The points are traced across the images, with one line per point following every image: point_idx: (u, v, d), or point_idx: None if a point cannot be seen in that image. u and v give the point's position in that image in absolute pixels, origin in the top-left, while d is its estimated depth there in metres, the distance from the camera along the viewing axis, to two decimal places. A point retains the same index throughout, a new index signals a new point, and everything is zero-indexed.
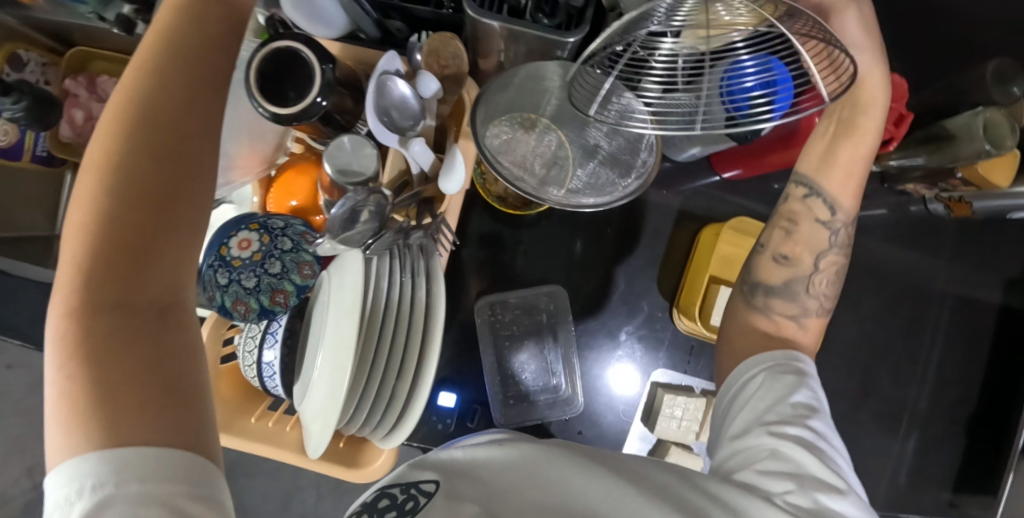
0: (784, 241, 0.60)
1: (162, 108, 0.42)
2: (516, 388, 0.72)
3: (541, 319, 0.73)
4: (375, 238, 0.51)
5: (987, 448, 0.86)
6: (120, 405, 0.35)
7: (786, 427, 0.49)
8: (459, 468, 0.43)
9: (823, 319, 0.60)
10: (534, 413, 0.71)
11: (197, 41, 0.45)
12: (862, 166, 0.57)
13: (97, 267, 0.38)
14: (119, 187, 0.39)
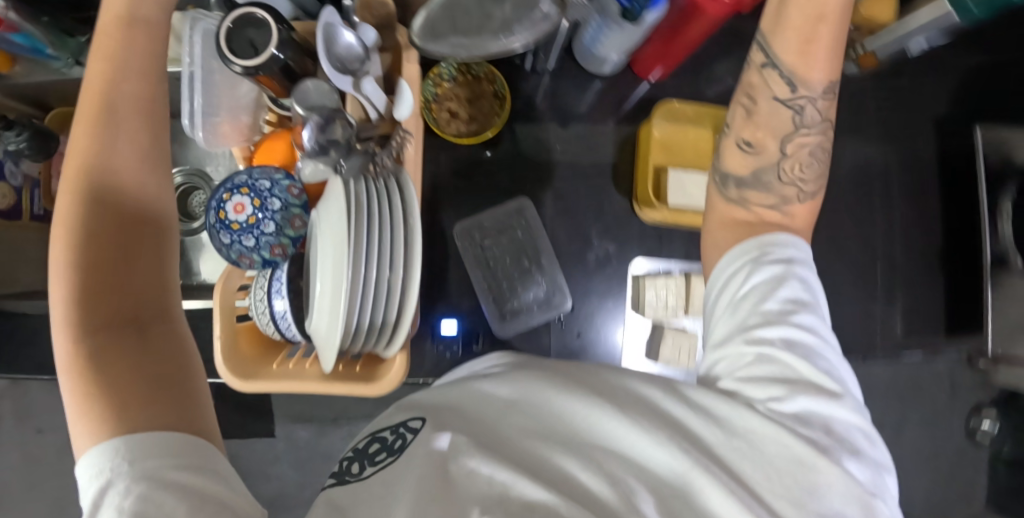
0: (744, 125, 0.61)
1: (105, 161, 0.49)
2: (508, 302, 0.77)
3: (516, 236, 0.79)
4: (347, 161, 0.57)
5: (962, 283, 0.93)
6: (122, 402, 0.42)
7: (779, 328, 0.52)
8: (444, 404, 0.48)
9: (807, 201, 0.61)
10: (528, 322, 0.77)
11: (126, 91, 0.50)
12: (827, 26, 0.57)
13: (81, 300, 0.45)
14: (84, 234, 0.47)
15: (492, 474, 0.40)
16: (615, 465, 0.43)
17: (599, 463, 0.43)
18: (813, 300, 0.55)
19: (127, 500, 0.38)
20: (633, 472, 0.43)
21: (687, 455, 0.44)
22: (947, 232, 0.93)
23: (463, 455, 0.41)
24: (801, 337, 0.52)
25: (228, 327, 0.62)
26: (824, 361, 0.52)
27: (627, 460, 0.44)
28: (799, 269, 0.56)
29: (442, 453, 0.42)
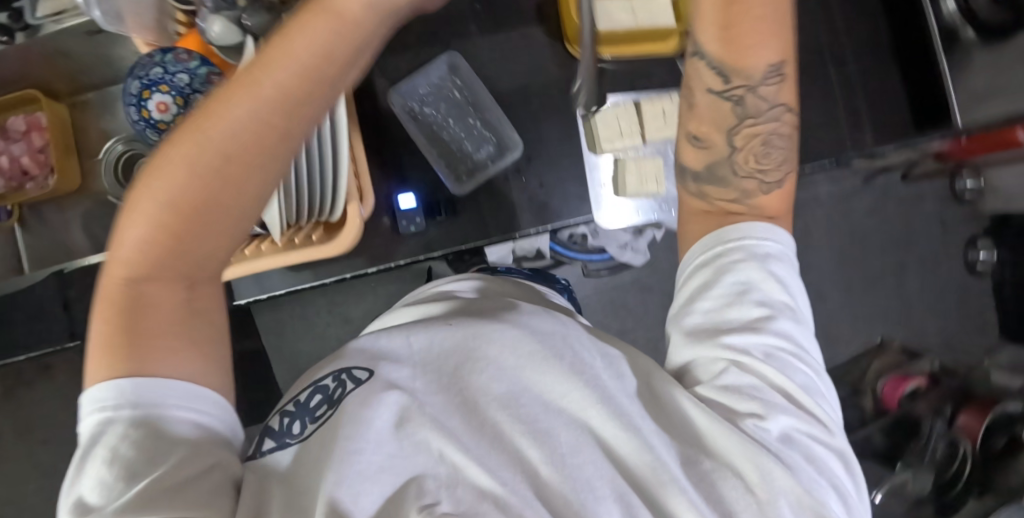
0: (691, 122, 0.62)
1: (227, 137, 0.43)
2: (462, 159, 0.86)
3: (454, 97, 0.87)
4: (253, 21, 0.61)
5: (919, 75, 0.97)
6: (157, 350, 0.44)
7: (769, 331, 0.52)
8: (391, 357, 0.47)
9: (773, 190, 0.61)
10: (483, 174, 0.85)
11: (291, 71, 0.43)
12: (772, 8, 0.56)
13: (155, 243, 0.45)
14: (174, 188, 0.44)
15: (446, 454, 0.40)
16: (559, 442, 0.43)
17: (546, 440, 0.43)
18: (794, 286, 0.56)
19: (121, 442, 0.41)
20: (582, 454, 0.43)
21: (647, 446, 0.44)
22: (895, 31, 0.98)
23: (416, 430, 0.41)
24: (786, 340, 0.53)
25: None
26: (804, 373, 0.52)
27: (568, 428, 0.44)
28: (772, 264, 0.56)
29: (397, 434, 0.41)
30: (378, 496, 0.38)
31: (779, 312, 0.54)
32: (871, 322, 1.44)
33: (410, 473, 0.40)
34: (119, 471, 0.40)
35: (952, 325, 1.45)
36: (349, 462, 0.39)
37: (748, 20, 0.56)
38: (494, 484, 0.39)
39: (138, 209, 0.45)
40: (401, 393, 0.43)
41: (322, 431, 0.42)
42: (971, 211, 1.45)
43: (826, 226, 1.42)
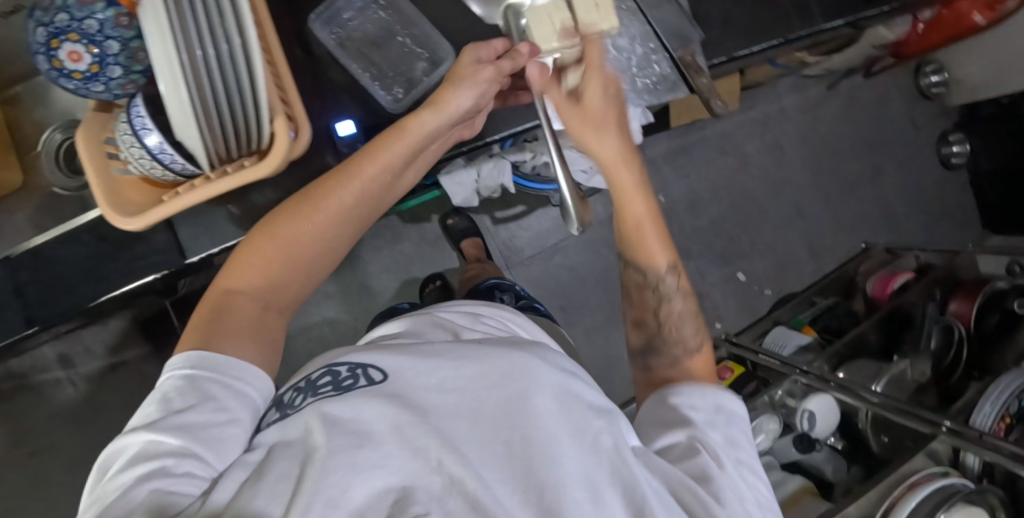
0: (634, 311, 0.64)
1: (341, 205, 0.58)
2: (394, 78, 0.68)
3: (379, 15, 0.69)
4: None
5: None
6: (246, 331, 0.52)
7: (700, 453, 0.49)
8: (411, 360, 0.45)
9: (701, 355, 0.60)
10: (421, 87, 0.68)
11: (394, 163, 0.59)
12: (643, 202, 0.57)
13: (256, 260, 0.55)
14: (285, 229, 0.56)
15: (442, 463, 0.39)
16: (562, 477, 0.40)
17: (542, 483, 0.39)
18: (745, 444, 0.53)
19: (174, 393, 0.46)
20: (579, 488, 0.40)
21: (625, 498, 0.42)
22: None
23: (416, 435, 0.40)
24: (734, 456, 0.51)
25: (103, 175, 0.60)
26: (757, 491, 0.50)
27: (572, 464, 0.42)
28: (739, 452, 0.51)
29: (394, 438, 0.39)
30: (358, 498, 0.36)
31: (708, 432, 0.51)
32: (853, 229, 1.43)
33: (398, 484, 0.37)
34: (162, 412, 0.45)
35: (934, 223, 1.44)
36: (335, 467, 0.36)
37: (643, 219, 0.59)
38: (486, 499, 0.37)
39: (251, 247, 0.55)
40: (408, 404, 0.41)
41: (311, 428, 0.40)
42: (940, 105, 1.43)
43: (799, 137, 1.40)
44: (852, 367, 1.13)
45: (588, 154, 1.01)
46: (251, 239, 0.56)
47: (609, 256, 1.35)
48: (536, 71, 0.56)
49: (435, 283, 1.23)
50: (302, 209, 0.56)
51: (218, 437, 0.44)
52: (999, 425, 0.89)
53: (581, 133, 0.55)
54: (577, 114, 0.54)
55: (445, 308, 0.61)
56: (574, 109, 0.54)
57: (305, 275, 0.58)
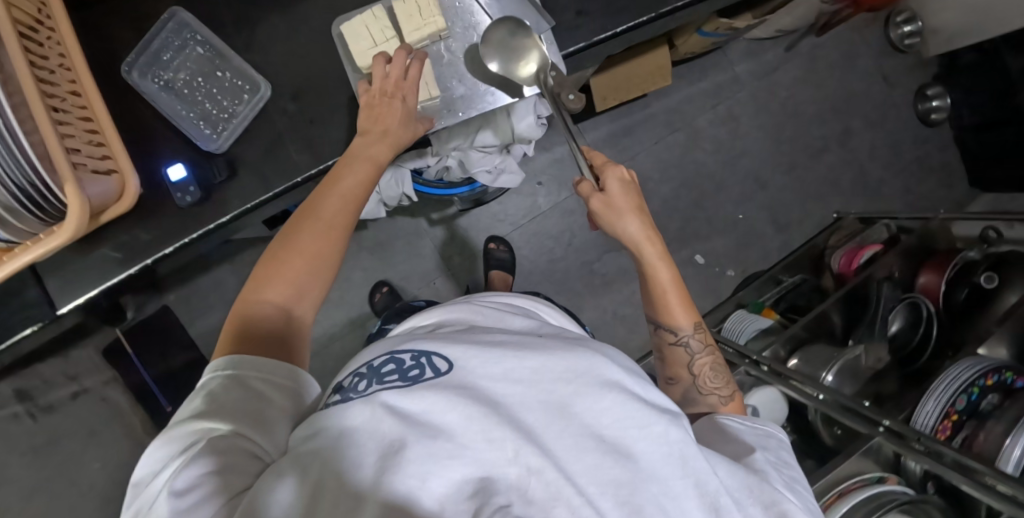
0: (667, 366, 0.71)
1: (336, 205, 0.61)
2: (215, 115, 0.73)
3: (198, 53, 0.74)
4: None
5: None
6: (263, 338, 0.52)
7: (751, 462, 0.52)
8: (474, 349, 0.42)
9: (731, 404, 0.67)
10: (235, 121, 0.73)
11: (375, 167, 0.65)
12: (672, 293, 0.67)
13: (269, 267, 0.56)
14: (299, 232, 0.58)
15: (520, 453, 0.35)
16: (641, 469, 0.38)
17: (619, 479, 0.37)
18: (792, 462, 0.55)
19: (215, 389, 0.48)
20: (657, 483, 0.38)
21: (697, 489, 0.40)
22: None
23: (489, 425, 0.36)
24: (785, 473, 0.53)
25: None
26: (808, 502, 0.51)
27: (651, 456, 0.39)
28: (787, 458, 0.55)
29: (469, 426, 0.36)
30: (436, 489, 0.33)
31: (759, 450, 0.55)
32: (821, 199, 1.36)
33: (475, 472, 0.34)
34: (204, 406, 0.47)
35: (913, 185, 1.39)
36: (411, 460, 0.34)
37: (670, 291, 0.67)
38: (569, 491, 0.34)
39: (270, 261, 0.56)
40: (483, 395, 0.39)
41: (378, 417, 0.36)
42: (916, 57, 1.38)
43: (754, 107, 1.33)
44: (806, 353, 1.03)
45: (494, 154, 0.97)
46: (273, 252, 0.57)
47: (556, 248, 1.31)
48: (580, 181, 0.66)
49: (383, 290, 1.23)
50: (306, 223, 0.58)
51: (268, 421, 0.46)
52: (943, 424, 0.82)
53: (610, 218, 0.65)
54: (604, 204, 0.65)
55: (481, 296, 0.59)
56: (602, 201, 0.65)
57: (324, 279, 0.58)
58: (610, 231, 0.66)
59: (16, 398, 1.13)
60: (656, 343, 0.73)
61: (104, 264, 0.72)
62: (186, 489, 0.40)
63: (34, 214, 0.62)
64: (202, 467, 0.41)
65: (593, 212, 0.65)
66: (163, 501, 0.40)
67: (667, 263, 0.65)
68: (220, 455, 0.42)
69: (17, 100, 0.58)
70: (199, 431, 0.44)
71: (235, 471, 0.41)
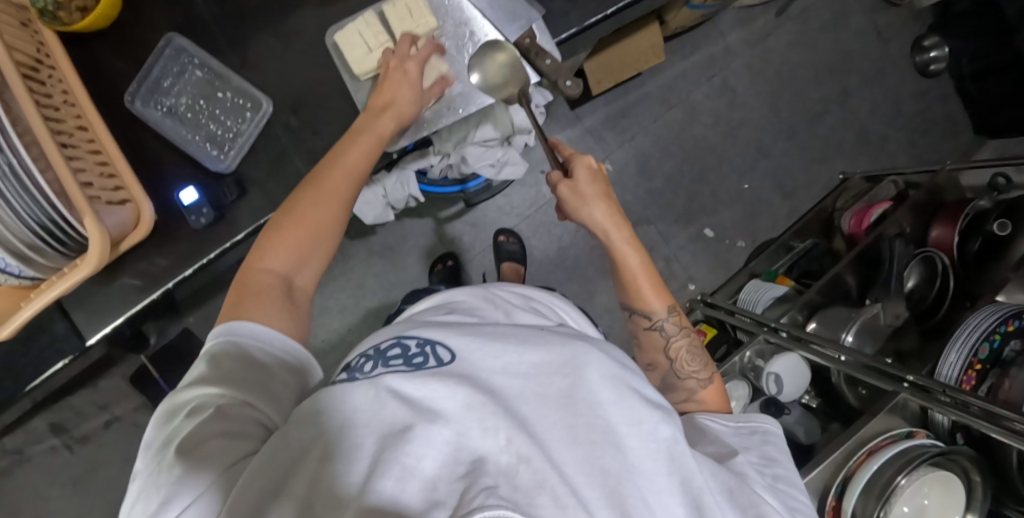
0: (644, 353, 0.71)
1: (334, 175, 0.60)
2: (220, 136, 0.75)
3: (197, 76, 0.76)
4: None
5: None
6: (263, 302, 0.52)
7: (734, 464, 0.53)
8: (476, 343, 0.45)
9: (710, 386, 0.67)
10: (242, 139, 0.74)
11: (373, 140, 0.64)
12: (643, 279, 0.66)
13: (271, 235, 0.56)
14: (301, 202, 0.58)
15: (511, 442, 0.37)
16: (625, 463, 0.41)
17: (606, 469, 0.40)
18: (781, 459, 0.57)
19: (216, 351, 0.48)
20: (641, 475, 0.42)
21: (679, 485, 0.44)
22: None
23: (486, 415, 0.38)
24: (769, 473, 0.55)
25: None
26: (791, 500, 0.53)
27: (639, 450, 0.43)
28: (774, 453, 0.57)
29: (467, 414, 0.38)
30: (431, 468, 0.34)
31: (742, 453, 0.55)
32: (826, 161, 1.35)
33: (469, 455, 0.36)
34: (208, 368, 0.48)
35: (916, 138, 1.38)
36: (412, 440, 0.35)
37: (641, 277, 0.67)
38: (555, 480, 0.36)
39: (273, 231, 0.57)
40: (481, 384, 0.41)
41: (382, 399, 0.38)
42: (910, 10, 1.38)
43: (750, 74, 1.33)
44: (826, 316, 1.02)
45: (494, 148, 0.98)
46: (275, 223, 0.57)
47: (565, 235, 1.32)
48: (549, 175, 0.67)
49: (446, 263, 1.25)
50: (306, 196, 0.58)
51: (273, 395, 0.48)
52: (968, 375, 0.82)
53: (577, 206, 0.65)
54: (573, 190, 0.65)
55: (501, 286, 0.62)
56: (569, 187, 0.65)
57: (321, 250, 0.58)
58: (576, 219, 0.66)
59: (52, 432, 1.16)
60: (631, 332, 0.72)
61: (125, 293, 0.73)
62: (195, 451, 0.41)
63: (56, 249, 0.64)
64: (212, 432, 0.42)
65: (562, 201, 0.66)
66: (172, 459, 0.42)
67: (636, 251, 0.65)
68: (231, 420, 0.44)
69: (27, 138, 0.59)
70: (208, 396, 0.45)
71: (243, 435, 0.43)
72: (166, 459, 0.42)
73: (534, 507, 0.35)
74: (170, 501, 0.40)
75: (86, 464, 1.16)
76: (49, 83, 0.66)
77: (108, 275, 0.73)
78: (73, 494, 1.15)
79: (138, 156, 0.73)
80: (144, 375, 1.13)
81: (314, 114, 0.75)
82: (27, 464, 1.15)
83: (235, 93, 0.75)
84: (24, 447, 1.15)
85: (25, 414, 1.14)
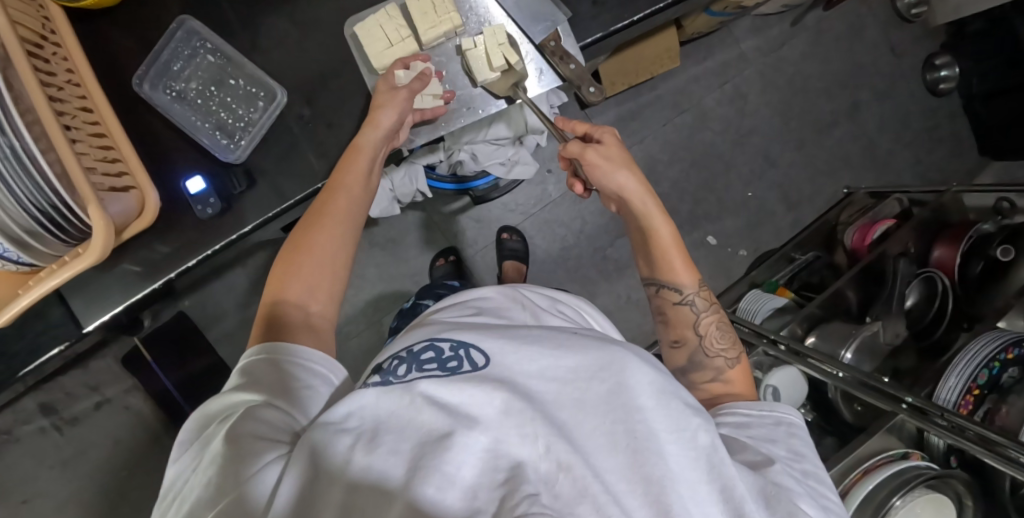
0: (669, 329, 0.68)
1: (331, 191, 0.62)
2: (230, 125, 0.73)
3: (209, 61, 0.74)
4: None
5: None
6: (284, 327, 0.53)
7: (770, 475, 0.49)
8: (511, 345, 0.44)
9: (737, 366, 0.66)
10: (255, 130, 0.72)
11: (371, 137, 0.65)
12: (676, 252, 0.66)
13: (285, 263, 0.57)
14: (311, 227, 0.59)
15: (551, 449, 0.37)
16: (666, 471, 0.40)
17: (648, 477, 0.40)
18: (808, 454, 0.54)
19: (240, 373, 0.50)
20: (684, 485, 0.41)
21: (721, 495, 0.43)
22: None
23: (524, 421, 0.38)
24: (798, 468, 0.52)
25: None
26: (823, 499, 0.50)
27: (680, 458, 0.42)
28: (802, 445, 0.55)
29: (506, 420, 0.37)
30: (471, 475, 0.34)
31: (777, 460, 0.51)
32: (832, 174, 1.36)
33: (508, 461, 0.36)
34: (236, 382, 0.49)
35: (923, 156, 1.39)
36: (451, 447, 0.35)
37: (668, 250, 0.66)
38: (597, 489, 0.36)
39: (285, 262, 0.57)
40: (516, 388, 0.41)
41: (417, 407, 0.38)
42: (924, 27, 1.38)
43: (762, 82, 1.32)
44: (825, 330, 1.03)
45: (506, 147, 0.98)
46: (286, 253, 0.57)
47: (568, 235, 1.31)
48: (567, 143, 0.67)
49: (449, 258, 1.24)
50: (319, 223, 0.59)
51: (297, 397, 0.47)
52: (966, 400, 0.83)
53: (604, 172, 0.64)
54: (601, 154, 0.64)
55: (529, 287, 0.61)
56: (601, 150, 0.64)
57: (340, 276, 0.58)
58: (606, 183, 0.64)
59: (41, 412, 1.14)
60: (654, 308, 0.70)
61: (123, 281, 0.71)
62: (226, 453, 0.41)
63: (56, 235, 0.62)
64: (239, 427, 0.42)
65: (590, 162, 0.64)
66: (205, 457, 0.42)
67: (667, 221, 0.65)
68: (257, 417, 0.44)
69: (30, 119, 0.57)
70: (236, 404, 0.46)
71: (263, 431, 0.43)
72: (201, 461, 0.42)
73: None
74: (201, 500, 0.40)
75: (74, 447, 1.14)
76: (54, 61, 0.63)
77: (107, 262, 0.71)
78: (60, 477, 1.13)
79: (144, 139, 0.71)
80: (136, 359, 1.11)
81: (329, 106, 0.74)
82: (14, 444, 1.13)
83: (248, 84, 0.74)
84: (12, 427, 1.13)
85: (14, 394, 1.12)
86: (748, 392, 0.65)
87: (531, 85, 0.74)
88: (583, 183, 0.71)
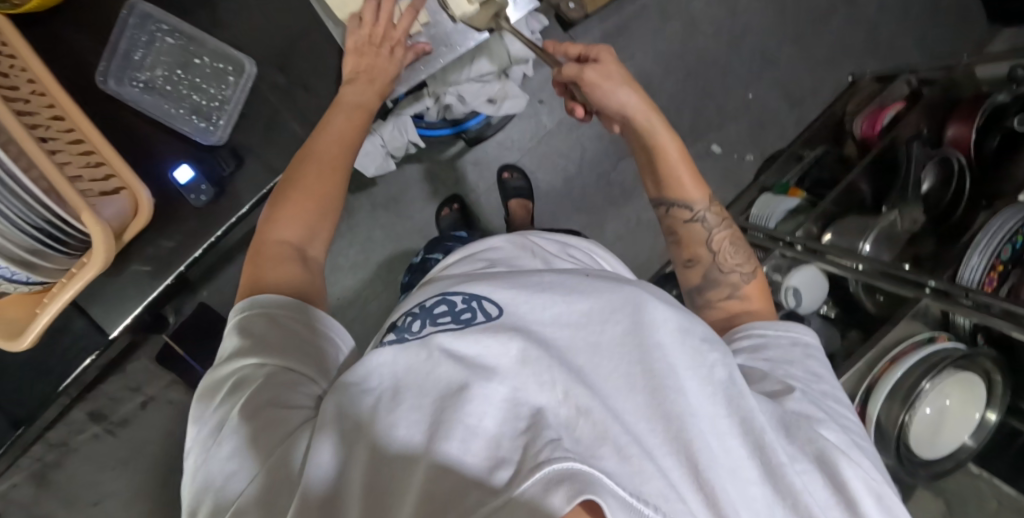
0: (681, 250, 0.67)
1: (336, 150, 0.60)
2: (206, 107, 0.71)
3: (168, 43, 0.71)
4: None
5: None
6: (281, 264, 0.53)
7: (788, 403, 0.48)
8: (524, 294, 0.44)
9: (753, 281, 0.65)
10: (229, 107, 0.70)
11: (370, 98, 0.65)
12: (683, 168, 0.65)
13: (281, 204, 0.56)
14: (306, 173, 0.57)
15: (570, 394, 0.36)
16: (687, 407, 0.39)
17: (668, 414, 0.39)
18: (826, 375, 0.54)
19: (238, 327, 0.49)
20: (705, 420, 0.40)
21: (741, 427, 0.42)
22: None
23: (542, 369, 0.37)
24: (817, 388, 0.52)
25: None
26: (840, 417, 0.50)
27: (700, 393, 0.41)
28: (818, 366, 0.55)
29: (523, 368, 0.38)
30: (492, 425, 0.34)
31: (796, 387, 0.51)
32: (834, 63, 1.29)
33: (529, 408, 0.35)
34: (238, 338, 0.49)
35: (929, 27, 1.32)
36: (470, 398, 0.35)
37: (670, 164, 0.64)
38: (617, 431, 0.35)
39: (279, 201, 0.57)
40: (528, 336, 0.40)
41: (435, 359, 0.39)
42: None
43: None
44: (840, 227, 1.01)
45: (492, 83, 0.94)
46: (278, 195, 0.57)
47: (569, 164, 1.28)
48: (563, 68, 0.64)
49: (453, 206, 1.22)
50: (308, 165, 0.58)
51: (310, 357, 0.48)
52: (989, 277, 0.82)
53: (603, 87, 0.62)
54: (599, 72, 0.62)
55: (538, 235, 0.60)
56: (598, 68, 0.61)
57: (333, 215, 0.58)
58: (606, 103, 0.62)
59: (92, 420, 1.18)
60: (665, 228, 0.68)
61: (137, 282, 0.71)
62: (247, 420, 0.42)
63: (59, 250, 0.61)
64: (261, 399, 0.43)
65: (588, 82, 0.62)
66: (227, 429, 0.43)
67: (671, 130, 0.63)
68: (276, 384, 0.44)
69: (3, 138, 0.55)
70: (246, 366, 0.46)
71: (290, 400, 0.44)
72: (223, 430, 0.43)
73: (597, 459, 0.33)
74: (232, 472, 0.41)
75: (129, 446, 1.19)
76: (12, 74, 0.61)
77: (114, 266, 0.71)
78: (124, 474, 1.18)
79: (124, 137, 0.69)
80: (169, 354, 1.14)
81: (303, 70, 0.71)
82: (74, 453, 1.18)
83: (216, 62, 0.71)
84: (68, 437, 1.18)
85: (61, 407, 1.16)
86: (768, 308, 0.64)
87: (510, 10, 0.71)
88: (583, 107, 0.67)
